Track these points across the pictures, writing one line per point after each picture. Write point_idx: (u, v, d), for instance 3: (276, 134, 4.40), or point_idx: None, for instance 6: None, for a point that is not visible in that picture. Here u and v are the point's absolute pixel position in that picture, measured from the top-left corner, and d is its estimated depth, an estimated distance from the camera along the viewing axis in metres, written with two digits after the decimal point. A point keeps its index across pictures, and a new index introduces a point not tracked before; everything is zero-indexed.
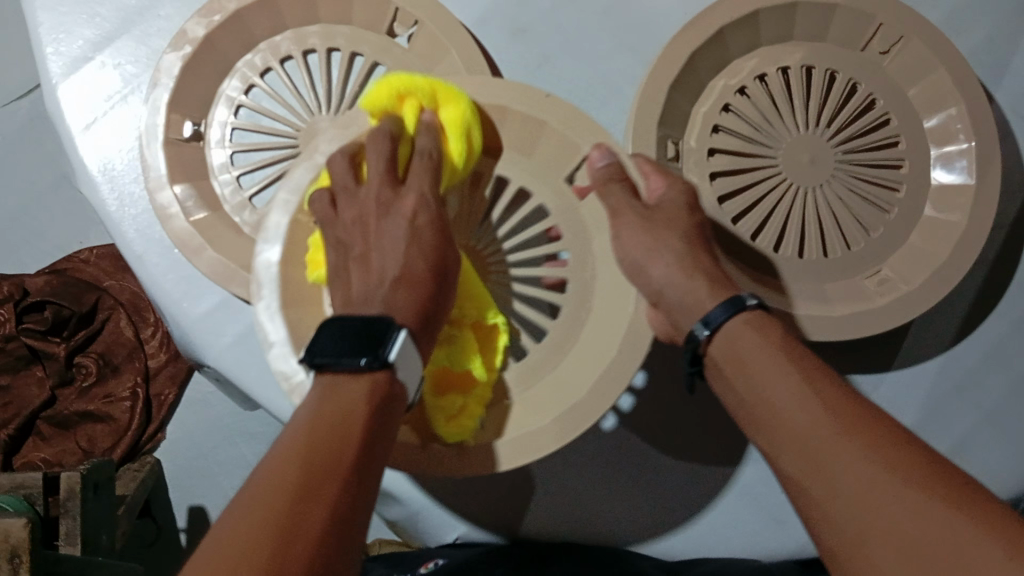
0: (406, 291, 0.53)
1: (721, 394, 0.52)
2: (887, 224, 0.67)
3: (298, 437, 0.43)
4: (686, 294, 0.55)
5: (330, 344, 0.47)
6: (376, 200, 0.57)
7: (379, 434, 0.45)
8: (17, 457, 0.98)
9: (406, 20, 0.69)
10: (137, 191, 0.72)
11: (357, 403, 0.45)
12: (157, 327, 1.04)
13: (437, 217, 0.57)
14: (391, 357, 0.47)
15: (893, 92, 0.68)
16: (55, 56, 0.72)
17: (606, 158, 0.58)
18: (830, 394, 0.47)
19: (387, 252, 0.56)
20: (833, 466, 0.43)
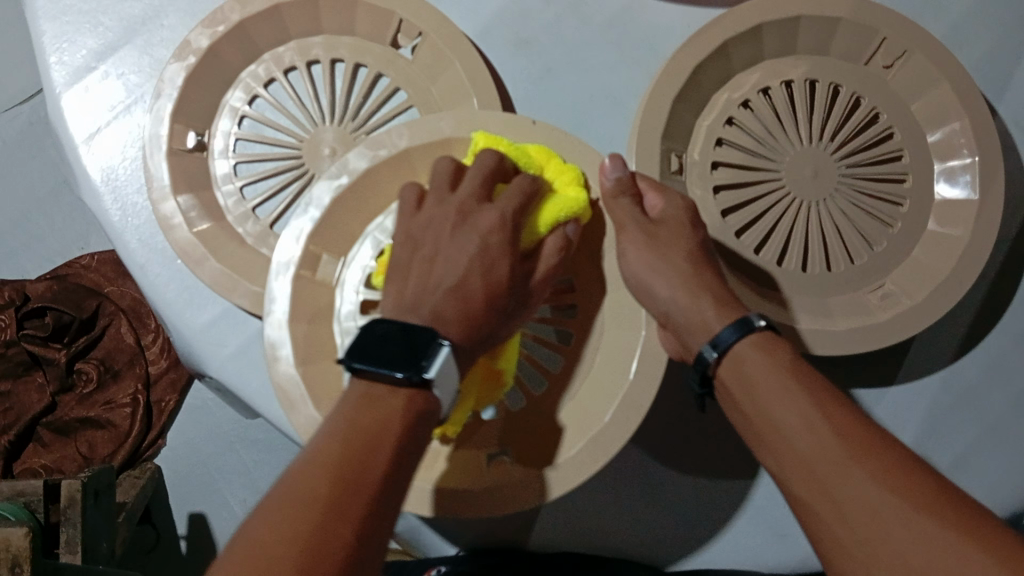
0: (459, 303, 0.52)
1: (727, 410, 0.53)
2: (890, 238, 0.67)
3: (332, 446, 0.42)
4: (688, 314, 0.55)
5: (372, 351, 0.46)
6: (456, 209, 0.55)
7: (411, 448, 0.44)
8: (17, 463, 0.99)
9: (409, 32, 0.68)
10: (139, 202, 0.72)
11: (394, 415, 0.44)
12: (157, 333, 1.04)
13: (501, 227, 0.55)
14: (431, 375, 0.46)
15: (897, 106, 0.68)
16: (58, 65, 0.72)
17: (617, 171, 0.58)
18: (841, 419, 0.47)
19: (451, 262, 0.54)
20: (842, 497, 0.44)
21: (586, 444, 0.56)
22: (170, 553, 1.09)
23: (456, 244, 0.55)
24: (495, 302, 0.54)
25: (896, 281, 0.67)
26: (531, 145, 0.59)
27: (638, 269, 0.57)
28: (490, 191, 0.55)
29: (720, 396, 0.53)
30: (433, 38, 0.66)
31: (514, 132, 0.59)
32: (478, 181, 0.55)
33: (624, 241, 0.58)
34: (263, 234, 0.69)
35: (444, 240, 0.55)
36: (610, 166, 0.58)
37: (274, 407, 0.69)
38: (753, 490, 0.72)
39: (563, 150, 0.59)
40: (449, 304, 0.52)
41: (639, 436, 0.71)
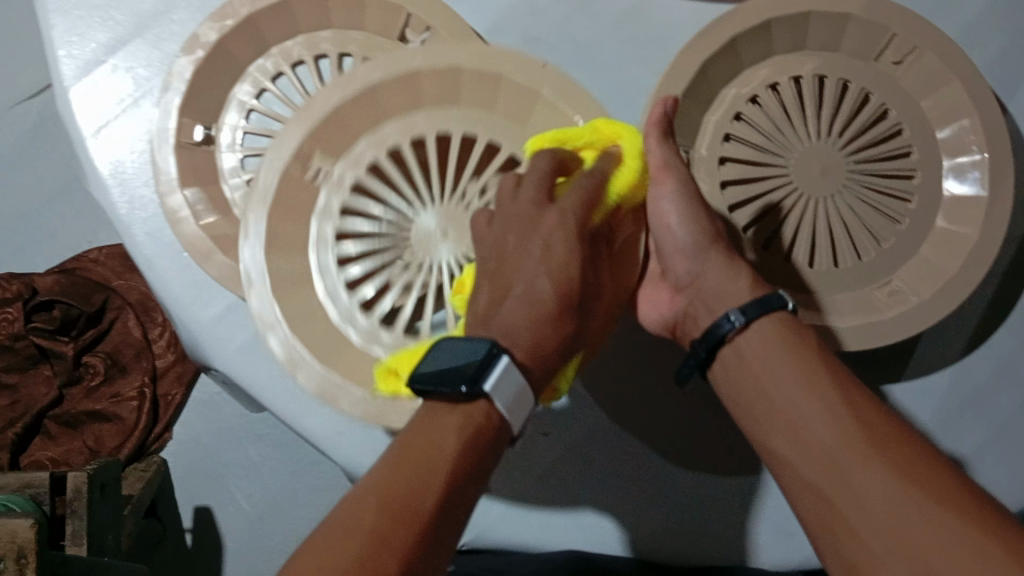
0: (537, 322, 0.52)
1: (733, 393, 0.55)
2: (898, 236, 0.67)
3: (386, 477, 0.45)
4: (721, 282, 0.57)
5: (438, 367, 0.49)
6: (523, 215, 0.55)
7: (465, 469, 0.46)
8: (23, 457, 0.99)
9: (418, 26, 0.68)
10: (147, 195, 0.72)
11: (447, 442, 0.47)
12: (165, 327, 1.05)
13: (580, 241, 0.54)
14: (486, 388, 0.47)
15: (907, 103, 0.68)
16: (68, 59, 0.72)
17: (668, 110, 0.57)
18: (863, 410, 0.49)
19: (523, 270, 0.54)
20: (859, 481, 0.46)
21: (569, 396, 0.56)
22: (175, 547, 1.09)
23: (524, 252, 0.54)
24: (571, 313, 0.54)
25: (905, 280, 0.66)
26: (541, 90, 0.60)
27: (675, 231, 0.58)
28: (592, 197, 0.55)
29: (724, 368, 0.55)
30: (442, 34, 0.66)
31: (532, 79, 0.59)
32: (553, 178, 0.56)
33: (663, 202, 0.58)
34: None
35: (516, 248, 0.54)
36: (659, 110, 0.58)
37: (280, 400, 0.69)
38: (758, 489, 0.72)
39: (571, 103, 0.60)
40: (519, 313, 0.52)
41: (644, 432, 0.71)
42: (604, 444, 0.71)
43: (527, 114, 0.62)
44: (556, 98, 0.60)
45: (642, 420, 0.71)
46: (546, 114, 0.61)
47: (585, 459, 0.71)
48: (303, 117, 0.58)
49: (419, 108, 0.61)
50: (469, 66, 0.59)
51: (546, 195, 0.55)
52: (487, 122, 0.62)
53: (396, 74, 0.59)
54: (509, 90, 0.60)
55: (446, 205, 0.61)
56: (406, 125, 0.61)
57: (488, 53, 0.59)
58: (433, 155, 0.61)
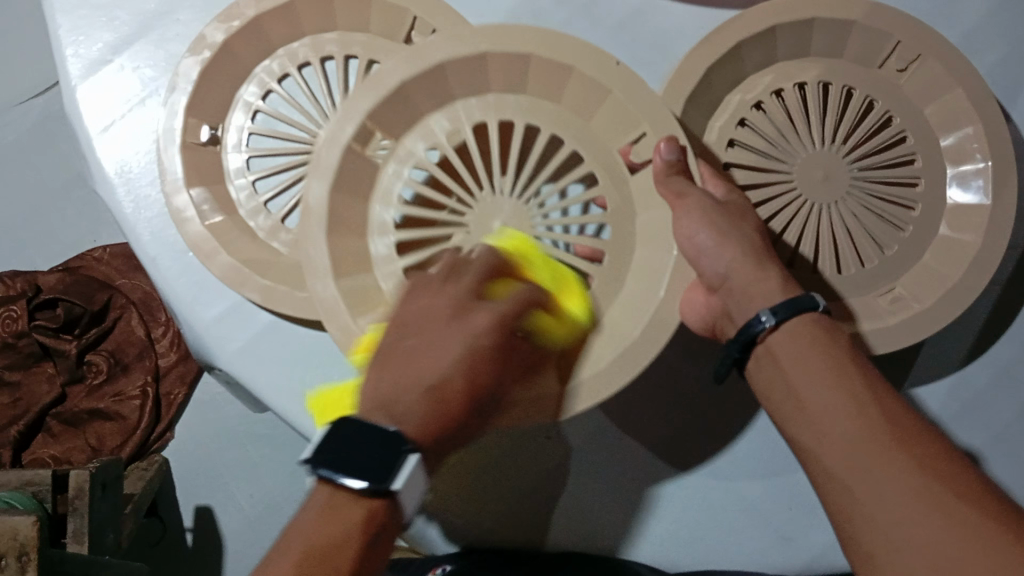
0: (435, 405, 0.51)
1: (766, 387, 0.54)
2: (901, 242, 0.67)
3: (286, 568, 0.44)
4: (749, 282, 0.56)
5: (342, 455, 0.47)
6: (449, 304, 0.54)
7: (367, 562, 0.46)
8: (26, 453, 0.99)
9: (423, 28, 0.68)
10: (152, 195, 0.72)
11: (350, 534, 0.46)
12: (168, 326, 1.05)
13: (498, 335, 0.53)
14: (395, 486, 0.46)
15: (910, 110, 0.68)
16: (74, 58, 0.72)
17: (672, 151, 0.57)
18: (887, 407, 0.48)
19: (436, 355, 0.52)
20: (878, 475, 0.45)
21: (584, 399, 0.55)
22: (175, 546, 1.09)
23: (441, 344, 0.52)
24: (471, 407, 0.53)
25: (906, 286, 0.66)
26: (605, 84, 0.58)
27: (699, 233, 0.57)
28: (521, 304, 0.54)
29: (762, 366, 0.54)
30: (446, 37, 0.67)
31: (605, 77, 0.58)
32: (478, 279, 0.55)
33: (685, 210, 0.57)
34: (275, 228, 0.69)
35: (430, 332, 0.53)
36: (666, 146, 0.57)
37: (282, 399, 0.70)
38: (758, 493, 0.72)
39: (637, 103, 0.58)
40: (420, 406, 0.50)
41: (644, 436, 0.71)
42: (603, 448, 0.71)
43: (586, 108, 0.61)
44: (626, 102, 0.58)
45: (642, 423, 0.71)
46: (608, 113, 0.60)
47: (586, 462, 0.71)
48: (363, 99, 0.57)
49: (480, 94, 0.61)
50: (540, 53, 0.57)
51: (466, 286, 0.54)
52: (546, 113, 0.60)
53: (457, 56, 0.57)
54: (576, 83, 0.59)
55: (513, 200, 0.59)
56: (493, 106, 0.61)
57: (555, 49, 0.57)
58: (495, 144, 0.59)
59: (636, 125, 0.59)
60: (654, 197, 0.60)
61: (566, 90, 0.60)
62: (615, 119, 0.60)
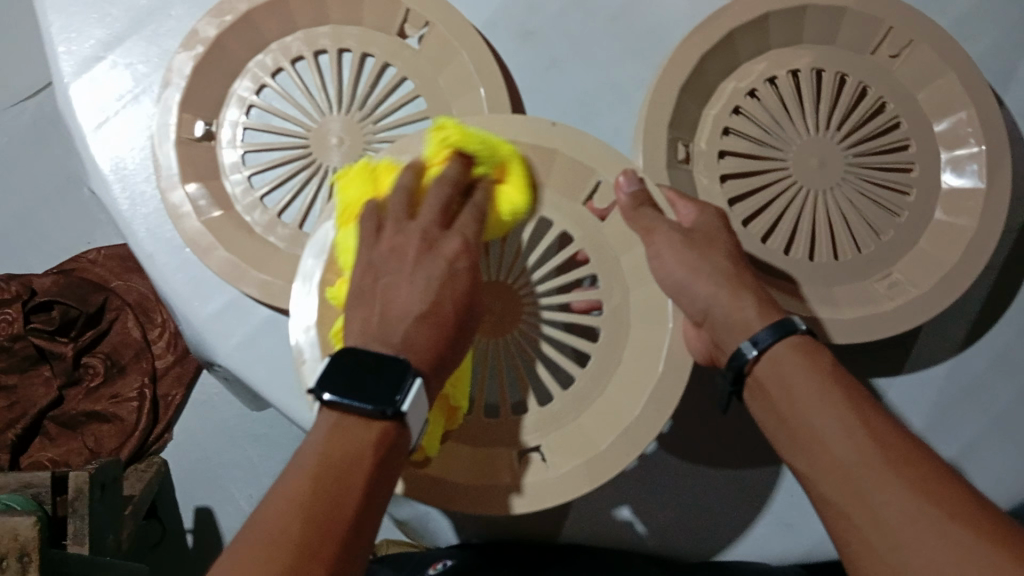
0: (431, 333, 0.49)
1: (761, 416, 0.52)
2: (897, 227, 0.67)
3: (300, 485, 0.42)
4: (730, 313, 0.53)
5: (344, 379, 0.45)
6: (421, 235, 0.52)
7: (382, 480, 0.44)
8: (23, 457, 0.99)
9: (416, 21, 0.69)
10: (148, 191, 0.72)
11: (360, 453, 0.44)
12: (164, 327, 1.04)
13: (476, 262, 0.53)
14: (405, 408, 0.45)
15: (903, 95, 0.68)
16: (67, 56, 0.72)
17: (631, 185, 0.58)
18: (879, 426, 0.46)
19: (403, 288, 0.50)
20: (877, 500, 0.44)
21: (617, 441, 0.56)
22: (175, 547, 1.09)
23: (412, 277, 0.50)
24: (463, 330, 0.51)
25: (903, 271, 0.67)
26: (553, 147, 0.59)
27: (675, 272, 0.55)
28: (477, 225, 0.54)
29: (752, 395, 0.52)
30: (440, 29, 0.67)
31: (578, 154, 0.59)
32: (436, 208, 0.53)
33: (659, 244, 0.56)
34: (271, 223, 0.69)
35: (399, 266, 0.51)
36: (625, 179, 0.58)
37: (281, 395, 0.69)
38: (758, 480, 0.72)
39: (586, 151, 0.60)
40: (425, 333, 0.49)
41: None
42: None
43: (547, 168, 0.61)
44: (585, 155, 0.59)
45: None
46: (568, 172, 0.61)
47: None
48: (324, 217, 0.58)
49: None
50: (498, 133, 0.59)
51: (430, 217, 0.53)
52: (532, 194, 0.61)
53: None
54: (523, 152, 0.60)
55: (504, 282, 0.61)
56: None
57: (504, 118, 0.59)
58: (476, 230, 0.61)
59: (590, 174, 0.60)
60: (628, 234, 0.60)
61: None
62: (571, 174, 0.61)
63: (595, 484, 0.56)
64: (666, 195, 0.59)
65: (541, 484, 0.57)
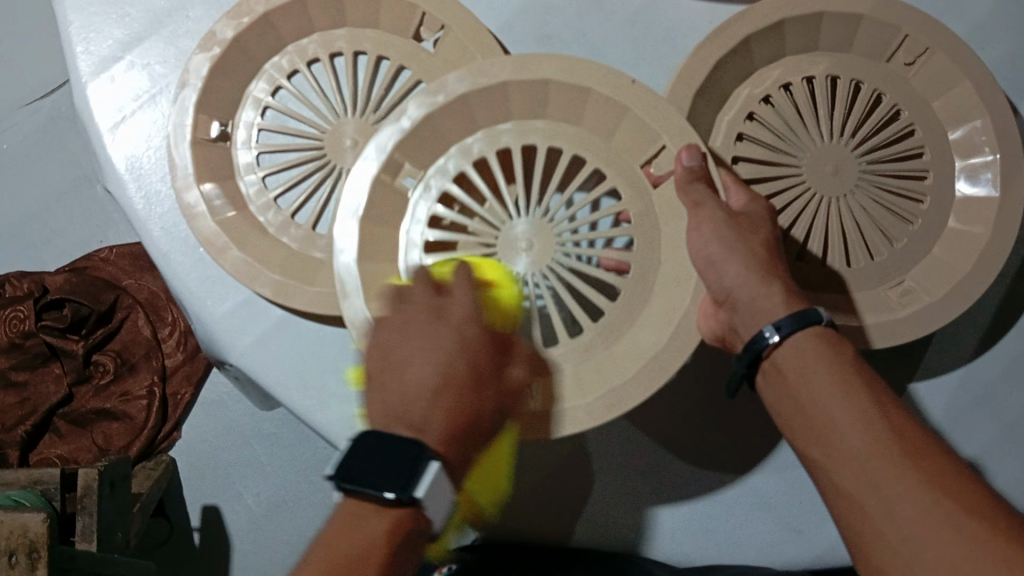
0: (448, 403, 0.51)
1: (774, 400, 0.52)
2: (911, 235, 0.67)
3: (316, 571, 0.46)
4: (756, 296, 0.52)
5: (363, 467, 0.48)
6: (425, 312, 0.54)
7: (398, 563, 0.47)
8: (33, 453, 1.00)
9: (432, 25, 0.69)
10: (163, 190, 0.73)
11: (376, 543, 0.47)
12: (175, 326, 1.04)
13: (484, 330, 0.54)
14: (419, 494, 0.47)
15: (918, 103, 0.68)
16: (84, 55, 0.72)
17: (692, 159, 0.56)
18: (897, 421, 0.47)
19: (416, 363, 0.51)
20: (892, 494, 0.44)
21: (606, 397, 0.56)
22: (182, 544, 1.10)
23: (422, 351, 0.52)
24: (485, 394, 0.53)
25: (916, 278, 0.67)
26: (623, 103, 0.58)
27: (710, 247, 0.54)
28: (471, 293, 0.54)
29: (766, 379, 0.52)
30: (456, 32, 0.67)
31: (647, 114, 0.58)
32: (422, 286, 0.55)
33: (702, 219, 0.54)
34: (285, 224, 0.69)
35: (409, 341, 0.52)
36: (687, 153, 0.57)
37: (293, 396, 0.70)
38: (767, 485, 0.72)
39: (657, 117, 0.58)
40: (441, 405, 0.50)
41: (652, 430, 0.71)
42: (611, 441, 0.71)
43: (612, 125, 0.61)
44: (645, 117, 0.58)
45: (649, 417, 0.71)
46: (632, 130, 0.60)
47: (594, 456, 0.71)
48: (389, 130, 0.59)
49: (508, 119, 0.62)
50: (558, 79, 0.58)
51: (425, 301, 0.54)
52: (592, 145, 0.61)
53: (522, 80, 0.59)
54: (596, 102, 0.60)
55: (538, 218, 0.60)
56: (518, 131, 0.61)
57: (574, 64, 0.59)
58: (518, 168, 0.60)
59: (655, 141, 0.59)
60: (675, 207, 0.59)
61: (586, 109, 0.61)
62: (635, 135, 0.60)
63: (569, 432, 0.56)
64: (722, 178, 0.59)
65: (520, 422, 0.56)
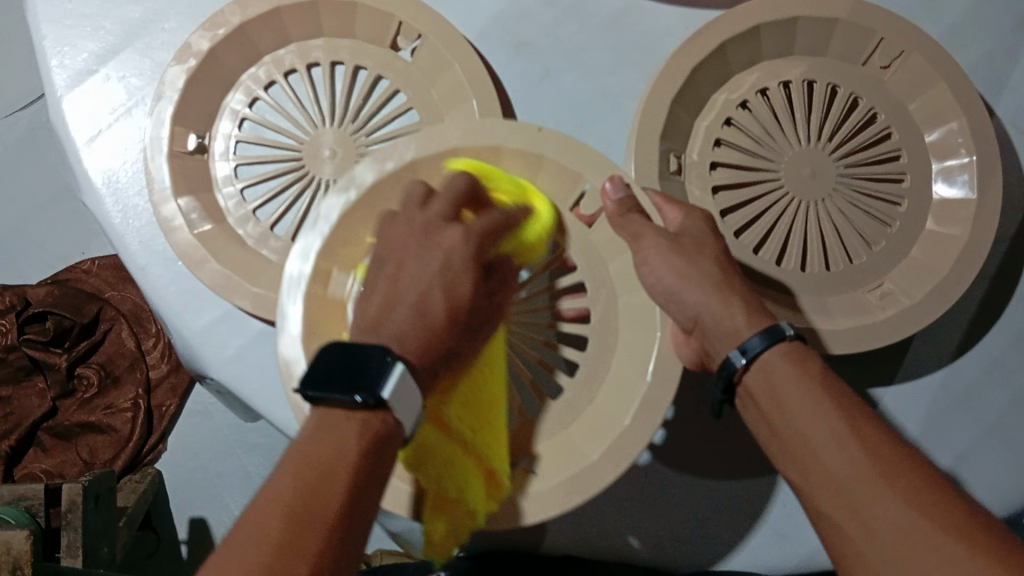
0: (422, 325, 0.50)
1: (755, 427, 0.52)
2: (889, 237, 0.68)
3: (285, 482, 0.41)
4: (719, 319, 0.53)
5: (325, 374, 0.45)
6: (422, 225, 0.54)
7: (373, 467, 0.43)
8: (17, 468, 0.98)
9: (408, 34, 0.69)
10: (140, 204, 0.72)
11: (347, 449, 0.43)
12: (158, 337, 1.04)
13: (475, 257, 0.54)
14: (386, 395, 0.45)
15: (894, 106, 0.69)
16: (60, 69, 0.72)
17: (619, 190, 0.57)
18: (872, 437, 0.46)
19: (415, 275, 0.52)
20: (866, 511, 0.43)
21: (608, 449, 0.55)
22: (169, 557, 1.09)
23: (420, 261, 0.53)
24: (459, 320, 0.52)
25: (894, 281, 0.67)
26: (542, 154, 0.59)
27: (665, 277, 0.55)
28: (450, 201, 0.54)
29: (746, 405, 0.52)
30: (431, 40, 0.67)
31: (569, 160, 0.59)
32: (449, 200, 0.54)
33: (647, 251, 0.55)
34: (264, 236, 0.69)
35: (410, 256, 0.53)
36: (612, 187, 0.57)
37: (274, 408, 0.69)
38: (755, 490, 0.72)
39: (577, 160, 0.59)
40: (409, 320, 0.50)
41: None
42: None
43: (532, 180, 0.62)
44: (563, 159, 0.59)
45: None
46: (552, 180, 0.62)
47: None
48: None
49: None
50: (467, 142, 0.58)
51: (438, 207, 0.54)
52: None
53: (434, 155, 0.58)
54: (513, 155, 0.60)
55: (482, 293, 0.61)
56: None
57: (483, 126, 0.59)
58: None
59: (580, 180, 0.60)
60: (617, 240, 0.61)
61: (502, 167, 0.61)
62: (559, 181, 0.61)
63: (577, 500, 0.54)
64: (654, 198, 0.59)
65: (534, 497, 0.55)
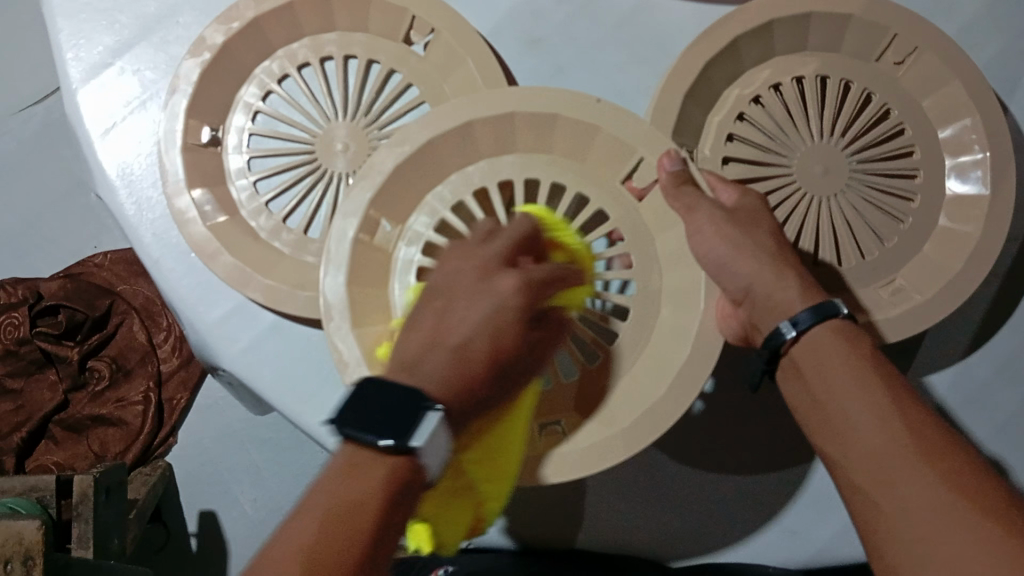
0: (461, 367, 0.49)
1: (795, 398, 0.52)
2: (901, 234, 0.68)
3: (307, 527, 0.42)
4: (771, 291, 0.53)
5: (358, 413, 0.45)
6: (481, 263, 0.53)
7: (391, 512, 0.44)
8: (29, 460, 1.00)
9: (421, 28, 0.69)
10: (153, 197, 0.72)
11: (372, 490, 0.43)
12: (170, 331, 1.03)
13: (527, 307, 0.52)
14: (415, 444, 0.44)
15: (906, 101, 0.68)
16: (75, 62, 0.73)
17: (676, 164, 0.57)
18: (913, 416, 0.47)
19: (461, 319, 0.51)
20: (904, 486, 0.44)
21: (628, 428, 0.54)
22: (179, 551, 1.09)
23: (473, 304, 0.51)
24: (498, 371, 0.51)
25: (907, 277, 0.67)
26: (599, 124, 0.58)
27: (714, 249, 0.55)
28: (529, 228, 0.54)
29: (788, 378, 0.53)
30: (445, 35, 0.67)
31: (618, 128, 0.58)
32: (509, 240, 0.54)
33: (701, 221, 0.55)
34: (276, 229, 0.70)
35: (460, 295, 0.52)
36: (669, 161, 0.57)
37: (286, 399, 0.70)
38: (764, 487, 0.72)
39: (630, 131, 0.58)
40: (443, 363, 0.49)
41: None
42: None
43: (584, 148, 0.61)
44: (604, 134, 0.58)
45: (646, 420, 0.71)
46: (605, 147, 0.60)
47: None
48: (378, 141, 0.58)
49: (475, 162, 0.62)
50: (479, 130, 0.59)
51: (498, 247, 0.54)
52: (573, 172, 0.62)
53: (489, 117, 0.59)
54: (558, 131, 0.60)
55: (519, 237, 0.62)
56: (490, 170, 0.62)
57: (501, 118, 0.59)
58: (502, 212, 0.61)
59: (633, 154, 0.59)
60: (669, 214, 0.60)
61: (555, 136, 0.61)
62: (611, 154, 0.61)
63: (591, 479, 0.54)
64: (707, 176, 0.59)
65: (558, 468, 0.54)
